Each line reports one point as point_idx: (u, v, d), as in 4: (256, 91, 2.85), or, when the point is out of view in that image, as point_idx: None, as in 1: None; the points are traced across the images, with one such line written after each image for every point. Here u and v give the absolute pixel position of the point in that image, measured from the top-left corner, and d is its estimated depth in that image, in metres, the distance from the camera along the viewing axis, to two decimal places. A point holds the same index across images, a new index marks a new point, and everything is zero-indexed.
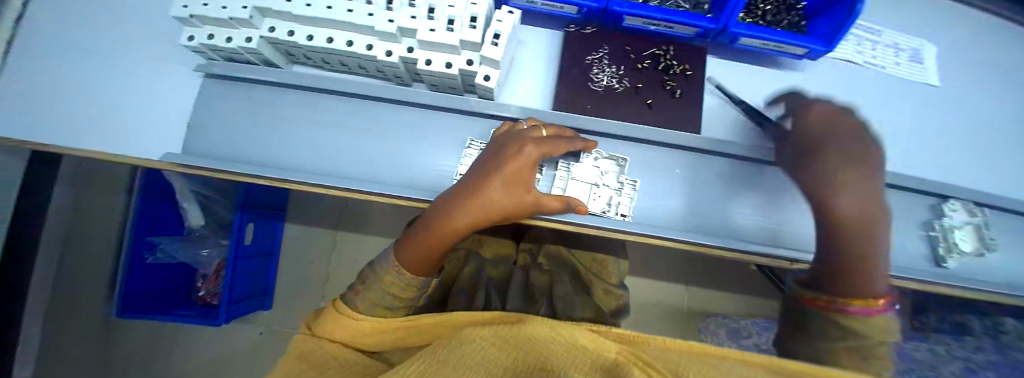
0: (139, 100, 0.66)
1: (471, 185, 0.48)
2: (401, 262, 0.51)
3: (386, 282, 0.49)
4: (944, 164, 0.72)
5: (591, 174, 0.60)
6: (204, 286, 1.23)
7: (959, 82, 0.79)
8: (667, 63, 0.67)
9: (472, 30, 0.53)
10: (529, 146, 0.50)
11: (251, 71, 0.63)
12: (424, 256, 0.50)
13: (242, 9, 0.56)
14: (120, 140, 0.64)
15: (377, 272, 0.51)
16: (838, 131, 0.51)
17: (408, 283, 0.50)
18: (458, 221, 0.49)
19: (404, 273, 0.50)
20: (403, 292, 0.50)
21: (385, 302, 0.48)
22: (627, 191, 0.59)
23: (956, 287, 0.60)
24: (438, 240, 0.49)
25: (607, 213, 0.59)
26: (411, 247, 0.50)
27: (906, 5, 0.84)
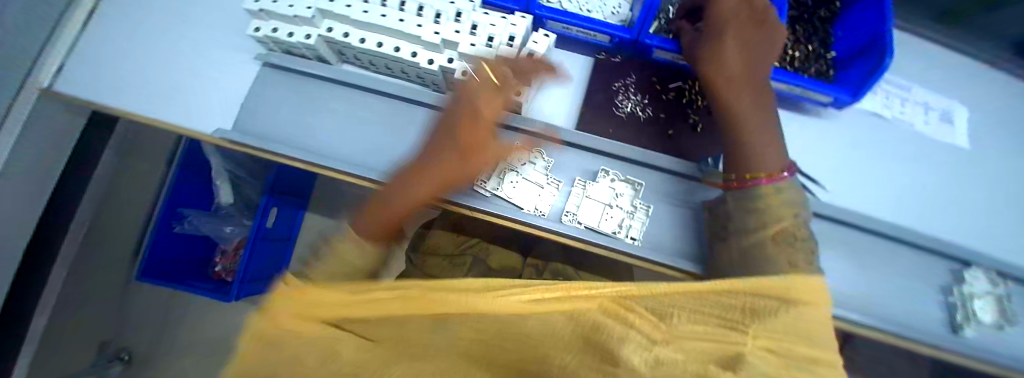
0: (201, 80, 0.73)
1: (420, 151, 0.53)
2: (361, 235, 0.52)
3: (344, 250, 0.50)
4: (969, 229, 0.70)
5: (606, 194, 0.62)
6: (221, 261, 1.29)
7: (989, 148, 0.78)
8: (691, 97, 0.69)
9: (509, 49, 0.58)
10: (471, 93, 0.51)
11: (304, 65, 0.69)
12: (379, 222, 0.51)
13: (307, 9, 0.62)
14: (178, 114, 0.70)
15: (334, 249, 0.51)
16: (723, 22, 0.57)
17: (366, 255, 0.51)
18: (409, 184, 0.51)
19: (359, 240, 0.51)
20: (363, 261, 0.51)
21: (344, 271, 0.49)
22: (637, 215, 0.62)
23: (974, 357, 0.57)
24: (398, 209, 0.51)
25: (618, 234, 0.60)
26: (368, 219, 0.52)
27: (937, 68, 0.85)
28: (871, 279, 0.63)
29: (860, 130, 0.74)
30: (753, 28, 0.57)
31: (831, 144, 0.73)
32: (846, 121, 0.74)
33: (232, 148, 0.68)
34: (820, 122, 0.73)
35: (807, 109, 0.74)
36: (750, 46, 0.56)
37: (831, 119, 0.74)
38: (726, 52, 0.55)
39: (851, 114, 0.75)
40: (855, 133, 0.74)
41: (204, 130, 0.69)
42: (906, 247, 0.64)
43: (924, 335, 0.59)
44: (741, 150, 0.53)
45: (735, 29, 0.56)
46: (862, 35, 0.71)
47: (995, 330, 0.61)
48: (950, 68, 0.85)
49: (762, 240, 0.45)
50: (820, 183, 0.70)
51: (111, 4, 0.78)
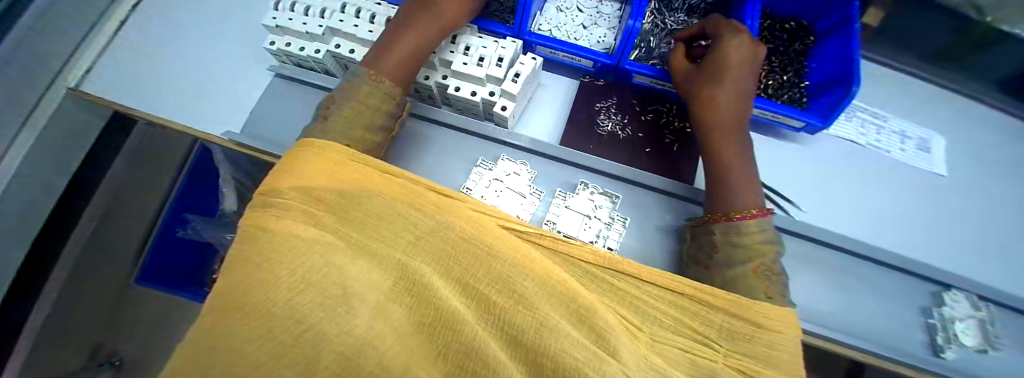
0: (216, 87, 0.79)
1: (415, 8, 0.60)
2: (378, 70, 0.55)
3: (364, 94, 0.52)
4: (950, 253, 0.71)
5: (584, 205, 0.64)
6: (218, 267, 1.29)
7: (965, 175, 0.80)
8: (668, 119, 0.73)
9: (497, 68, 0.62)
10: None
11: (312, 77, 0.76)
12: (399, 65, 0.56)
13: (319, 27, 0.69)
14: (191, 116, 0.76)
15: (334, 108, 0.50)
16: (723, 67, 0.59)
17: (386, 92, 0.54)
18: (416, 34, 0.58)
19: (381, 80, 0.54)
20: (383, 101, 0.54)
21: (360, 120, 0.50)
22: (616, 226, 0.63)
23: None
24: (406, 49, 0.57)
25: (594, 244, 0.62)
26: (389, 60, 0.56)
27: (911, 97, 0.89)
28: (848, 298, 0.63)
29: (835, 155, 0.77)
30: (748, 77, 0.60)
31: (806, 166, 0.75)
32: (821, 145, 0.77)
33: (239, 150, 0.72)
34: (794, 146, 0.77)
35: (783, 133, 0.78)
36: (742, 95, 0.59)
37: (805, 143, 0.77)
38: (718, 97, 0.58)
39: (825, 139, 0.78)
40: (831, 157, 0.77)
41: (214, 132, 0.74)
42: (881, 267, 0.65)
43: (904, 354, 0.58)
44: (722, 194, 0.54)
45: (732, 78, 0.59)
46: (829, 66, 0.76)
47: (981, 356, 0.60)
48: (923, 98, 0.89)
49: (746, 271, 0.46)
50: (795, 203, 0.72)
51: (144, 17, 0.86)
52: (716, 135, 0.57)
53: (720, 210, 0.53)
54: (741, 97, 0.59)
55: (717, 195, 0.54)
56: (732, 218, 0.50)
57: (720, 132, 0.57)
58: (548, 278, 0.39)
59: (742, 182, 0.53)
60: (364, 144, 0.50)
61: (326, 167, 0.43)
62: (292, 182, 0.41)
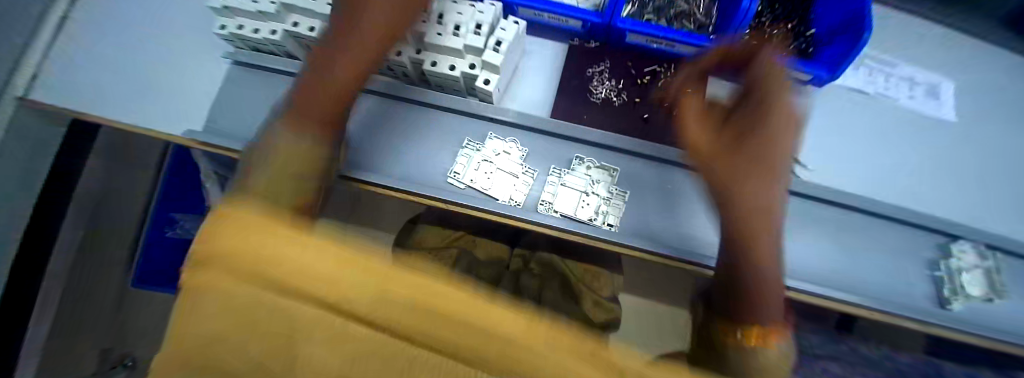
0: (170, 81, 0.72)
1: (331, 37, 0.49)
2: (297, 126, 0.44)
3: (283, 159, 0.41)
4: (959, 202, 0.69)
5: (582, 181, 0.61)
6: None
7: (976, 119, 0.76)
8: (667, 80, 0.67)
9: (475, 36, 0.56)
10: None
11: (273, 62, 0.69)
12: (315, 111, 0.46)
13: (271, 4, 0.61)
14: (147, 116, 0.69)
15: (260, 158, 0.42)
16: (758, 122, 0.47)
17: (312, 150, 0.44)
18: (336, 67, 0.47)
19: (290, 134, 0.43)
20: (307, 163, 0.43)
21: (286, 186, 0.40)
22: (615, 200, 0.60)
23: (962, 333, 0.56)
24: (331, 91, 0.47)
25: (594, 221, 0.60)
26: (312, 111, 0.45)
27: (922, 38, 0.83)
28: (854, 256, 0.62)
29: (843, 108, 0.73)
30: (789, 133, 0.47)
31: (812, 122, 0.71)
32: (827, 99, 0.73)
33: (202, 148, 0.67)
34: None
35: None
36: (776, 161, 0.46)
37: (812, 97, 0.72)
38: (747, 165, 0.45)
39: (832, 91, 0.73)
40: (838, 110, 0.72)
41: (174, 130, 0.68)
42: (889, 222, 0.63)
43: (911, 311, 0.57)
44: (745, 303, 0.42)
45: (769, 138, 0.46)
46: None
47: (985, 305, 0.60)
48: (934, 38, 0.83)
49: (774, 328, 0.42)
50: (802, 162, 0.68)
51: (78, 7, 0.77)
52: (744, 213, 0.44)
53: (746, 322, 0.42)
54: (773, 165, 0.46)
55: (738, 301, 0.43)
56: (748, 337, 0.41)
57: (749, 210, 0.44)
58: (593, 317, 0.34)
59: (773, 295, 0.43)
60: (295, 192, 0.40)
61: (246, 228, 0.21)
62: (201, 273, 0.19)
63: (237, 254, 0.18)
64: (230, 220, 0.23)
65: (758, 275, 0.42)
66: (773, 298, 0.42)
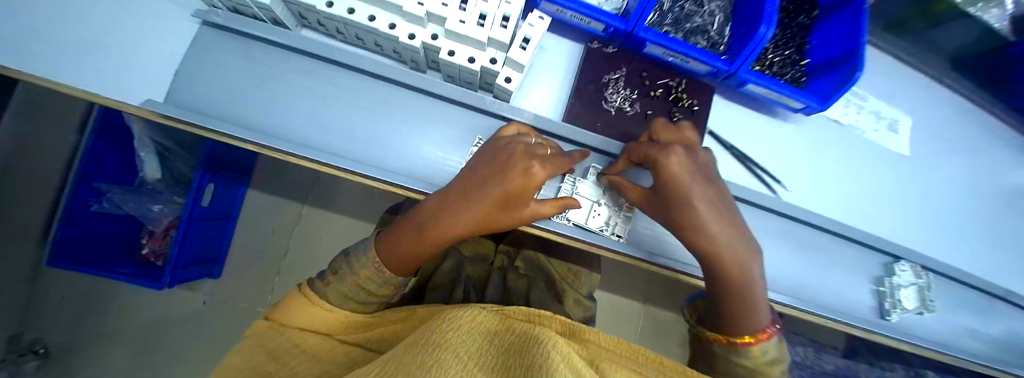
0: (103, 29, 0.57)
1: (455, 198, 0.49)
2: (382, 258, 0.50)
3: (363, 276, 0.49)
4: (900, 227, 0.81)
5: (594, 191, 0.63)
6: (147, 243, 1.12)
7: (921, 155, 0.89)
8: (677, 95, 0.69)
9: (502, 30, 0.52)
10: (536, 166, 0.48)
11: (259, 28, 0.60)
12: (403, 256, 0.50)
13: None
14: (66, 67, 0.54)
15: (354, 266, 0.50)
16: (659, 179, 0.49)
17: (384, 281, 0.50)
18: (451, 231, 0.50)
19: (384, 272, 0.50)
20: (378, 288, 0.50)
21: (354, 295, 0.48)
22: (623, 212, 0.63)
23: (891, 338, 0.69)
24: (423, 247, 0.49)
25: (604, 231, 0.62)
26: (391, 246, 0.50)
27: (886, 79, 0.93)
28: (814, 272, 0.71)
29: (822, 134, 0.79)
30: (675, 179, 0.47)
31: (796, 148, 0.77)
32: (808, 125, 0.78)
33: (160, 120, 0.56)
34: (786, 125, 0.77)
35: (778, 112, 0.77)
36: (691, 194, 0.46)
37: (796, 122, 0.78)
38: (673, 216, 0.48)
39: (817, 118, 0.79)
40: (818, 137, 0.79)
41: (131, 102, 0.56)
42: (849, 244, 0.73)
43: (856, 319, 0.68)
44: (731, 314, 0.46)
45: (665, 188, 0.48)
46: (833, 44, 0.72)
47: (912, 315, 0.72)
48: (894, 77, 0.94)
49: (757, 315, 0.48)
50: (782, 183, 0.74)
51: None
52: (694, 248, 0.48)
53: (725, 328, 0.48)
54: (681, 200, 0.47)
55: (727, 316, 0.47)
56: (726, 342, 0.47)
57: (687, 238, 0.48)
58: (487, 330, 0.32)
59: (747, 303, 0.46)
60: (371, 286, 0.50)
61: (304, 313, 0.44)
62: (286, 317, 0.43)
63: (278, 337, 0.38)
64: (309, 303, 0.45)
65: (726, 286, 0.47)
66: (749, 307, 0.46)
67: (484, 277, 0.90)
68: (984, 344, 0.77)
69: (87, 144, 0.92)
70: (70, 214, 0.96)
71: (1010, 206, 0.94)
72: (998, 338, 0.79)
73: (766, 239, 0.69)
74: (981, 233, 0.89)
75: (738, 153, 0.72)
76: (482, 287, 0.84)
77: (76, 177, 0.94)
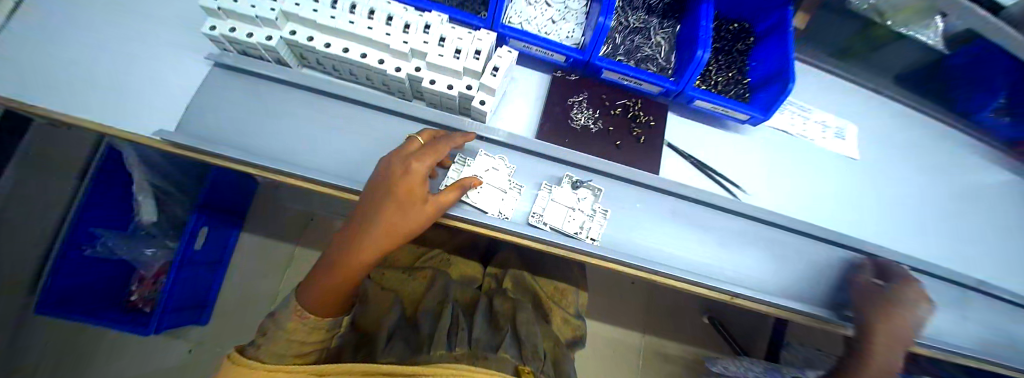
0: (136, 80, 0.67)
1: (358, 221, 0.52)
2: (303, 306, 0.53)
3: (289, 329, 0.52)
4: (858, 225, 0.87)
5: (568, 198, 0.68)
6: (137, 290, 1.14)
7: (870, 160, 0.97)
8: (635, 113, 0.78)
9: (474, 61, 0.61)
10: (413, 162, 0.51)
11: (263, 67, 0.68)
12: (322, 299, 0.52)
13: (270, 10, 0.61)
14: (96, 110, 0.62)
15: (279, 323, 0.53)
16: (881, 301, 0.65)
17: (313, 326, 0.54)
18: (362, 258, 0.51)
19: (308, 317, 0.53)
20: (308, 333, 0.54)
21: (286, 351, 0.52)
22: (598, 216, 0.67)
23: None
24: (337, 282, 0.51)
25: (579, 234, 0.65)
26: (307, 292, 0.53)
27: (827, 95, 1.04)
28: (783, 269, 0.74)
29: (772, 144, 0.87)
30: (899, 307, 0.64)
31: (751, 157, 0.84)
32: (757, 135, 0.87)
33: (170, 150, 0.63)
34: (737, 136, 0.85)
35: (729, 125, 0.86)
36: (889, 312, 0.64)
37: (745, 133, 0.87)
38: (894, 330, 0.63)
39: (765, 130, 0.88)
40: (769, 146, 0.87)
41: (142, 131, 0.63)
42: (814, 241, 0.77)
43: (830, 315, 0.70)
44: None
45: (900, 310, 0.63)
46: (768, 65, 0.83)
47: None
48: (834, 93, 1.06)
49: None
50: (741, 187, 0.81)
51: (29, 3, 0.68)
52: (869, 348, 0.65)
53: None
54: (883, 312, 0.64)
55: None
56: None
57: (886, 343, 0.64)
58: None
59: None
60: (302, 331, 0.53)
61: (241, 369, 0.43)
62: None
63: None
64: (234, 361, 0.42)
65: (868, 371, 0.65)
66: None
67: (471, 302, 0.90)
68: (960, 335, 0.80)
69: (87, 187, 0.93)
70: (62, 264, 0.92)
71: (961, 201, 1.01)
72: (972, 327, 0.82)
73: (732, 238, 0.74)
74: (939, 228, 0.95)
75: (696, 162, 0.79)
76: (470, 310, 0.85)
77: (73, 223, 0.93)
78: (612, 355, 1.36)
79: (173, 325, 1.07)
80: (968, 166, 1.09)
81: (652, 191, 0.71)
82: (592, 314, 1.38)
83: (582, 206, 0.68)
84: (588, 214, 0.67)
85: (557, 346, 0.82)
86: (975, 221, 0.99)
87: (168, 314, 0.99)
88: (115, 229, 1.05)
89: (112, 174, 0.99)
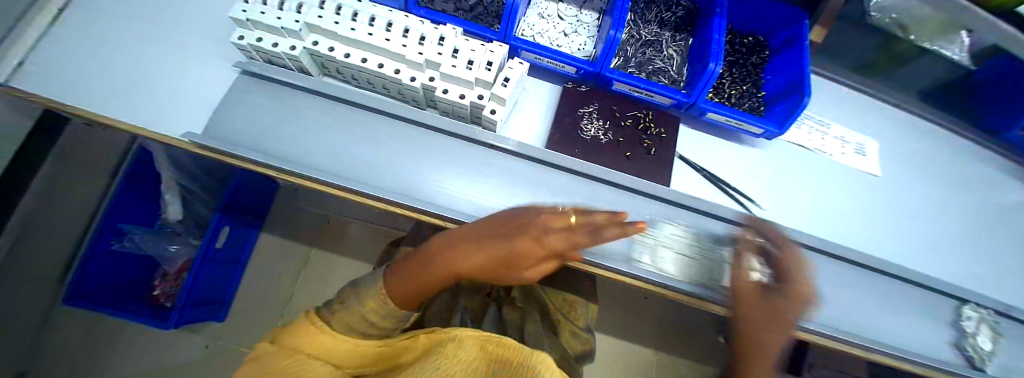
0: (169, 87, 0.71)
1: (474, 239, 0.49)
2: (388, 291, 0.47)
3: (368, 307, 0.45)
4: (880, 243, 0.84)
5: (665, 236, 0.68)
6: (159, 285, 1.17)
7: (893, 177, 0.93)
8: (645, 124, 0.77)
9: (486, 72, 0.63)
10: (553, 227, 0.47)
11: (286, 75, 0.72)
12: (410, 290, 0.48)
13: (294, 22, 0.64)
14: (134, 114, 0.67)
15: (359, 295, 0.46)
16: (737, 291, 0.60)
17: (390, 314, 0.47)
18: (459, 269, 0.49)
19: (389, 303, 0.47)
20: (383, 321, 0.46)
21: (360, 327, 0.44)
22: (687, 254, 0.67)
23: (897, 356, 0.67)
24: (429, 280, 0.48)
25: (659, 267, 0.66)
26: (401, 278, 0.48)
27: (847, 110, 1.02)
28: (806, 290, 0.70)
29: (789, 158, 0.86)
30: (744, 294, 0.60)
31: (765, 170, 0.83)
32: (772, 149, 0.85)
33: (199, 152, 0.66)
34: (752, 149, 0.84)
35: (743, 138, 0.85)
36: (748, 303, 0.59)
37: (760, 146, 0.85)
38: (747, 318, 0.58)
39: (781, 144, 0.86)
40: (785, 160, 0.85)
41: (172, 133, 0.67)
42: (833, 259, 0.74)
43: (851, 337, 0.66)
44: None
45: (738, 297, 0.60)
46: (784, 78, 0.82)
47: (908, 331, 0.72)
48: (854, 108, 1.03)
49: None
50: (756, 202, 0.79)
51: (78, 17, 0.75)
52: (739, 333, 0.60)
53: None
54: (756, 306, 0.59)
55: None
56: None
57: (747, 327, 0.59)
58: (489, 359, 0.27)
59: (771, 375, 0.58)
60: (377, 313, 0.46)
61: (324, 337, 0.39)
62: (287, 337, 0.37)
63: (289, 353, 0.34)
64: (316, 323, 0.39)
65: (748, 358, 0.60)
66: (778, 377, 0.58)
67: (480, 309, 0.89)
68: (993, 362, 0.74)
69: (118, 186, 1.00)
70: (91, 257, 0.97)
71: (990, 221, 0.96)
72: (1006, 355, 0.76)
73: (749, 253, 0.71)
74: (969, 249, 0.90)
75: (708, 175, 0.78)
76: (479, 318, 0.84)
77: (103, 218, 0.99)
78: (622, 371, 1.32)
79: (191, 321, 1.09)
80: (1000, 184, 1.04)
81: (663, 204, 0.70)
82: (601, 328, 1.35)
83: (666, 241, 0.68)
84: (668, 248, 0.67)
85: (566, 359, 0.80)
86: (1010, 243, 0.94)
87: (189, 309, 1.03)
88: (141, 225, 1.10)
89: (141, 173, 1.06)
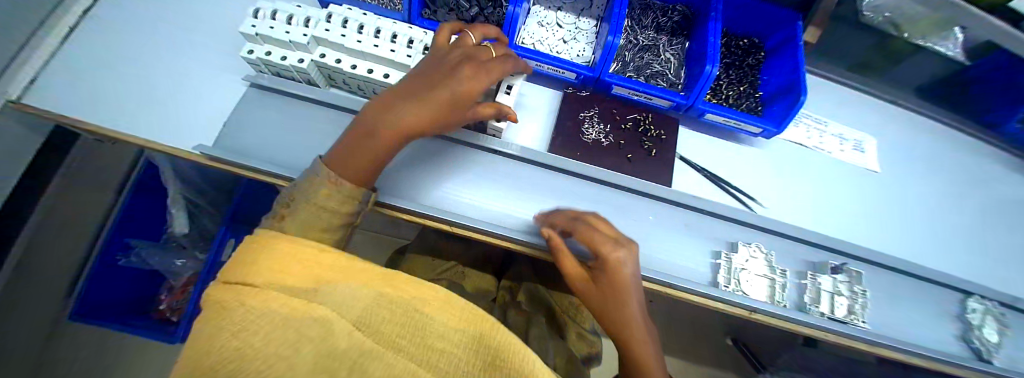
0: (178, 101, 0.73)
1: (408, 95, 0.49)
2: (335, 173, 0.46)
3: (318, 196, 0.44)
4: (882, 238, 0.84)
5: (741, 257, 0.68)
6: (166, 299, 1.15)
7: (892, 173, 0.94)
8: (645, 127, 0.79)
9: None
10: (467, 66, 0.51)
11: (294, 87, 0.74)
12: (363, 164, 0.47)
13: (302, 36, 0.66)
14: (145, 129, 0.69)
15: (307, 188, 0.45)
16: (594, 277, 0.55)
17: (348, 195, 0.46)
18: (404, 125, 0.47)
19: (345, 183, 0.46)
20: (342, 204, 0.46)
21: (321, 220, 0.44)
22: (763, 276, 0.68)
23: (904, 351, 0.67)
24: (376, 148, 0.47)
25: (727, 285, 0.66)
26: (344, 159, 0.46)
27: (844, 108, 1.03)
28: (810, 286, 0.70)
29: (789, 156, 0.87)
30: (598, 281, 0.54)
31: (765, 169, 0.84)
32: (771, 147, 0.87)
33: (210, 164, 0.68)
34: (751, 149, 0.85)
35: (742, 138, 0.86)
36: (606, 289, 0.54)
37: (759, 145, 0.86)
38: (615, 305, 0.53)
39: (780, 143, 0.88)
40: (785, 158, 0.86)
41: (184, 147, 0.69)
42: (837, 255, 0.74)
43: (855, 333, 0.66)
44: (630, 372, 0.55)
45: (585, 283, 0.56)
46: (780, 78, 0.83)
47: (914, 325, 0.72)
48: (851, 105, 1.04)
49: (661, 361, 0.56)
50: (757, 200, 0.80)
51: (89, 35, 0.77)
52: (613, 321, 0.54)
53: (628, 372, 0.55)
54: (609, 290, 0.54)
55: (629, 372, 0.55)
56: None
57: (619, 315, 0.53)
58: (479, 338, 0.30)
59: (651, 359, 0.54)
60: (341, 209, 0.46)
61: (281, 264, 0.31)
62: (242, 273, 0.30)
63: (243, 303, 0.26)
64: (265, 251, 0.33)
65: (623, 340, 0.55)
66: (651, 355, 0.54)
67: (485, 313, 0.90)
68: (999, 353, 0.74)
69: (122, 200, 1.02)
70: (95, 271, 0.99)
71: (991, 214, 0.97)
72: (1012, 347, 0.76)
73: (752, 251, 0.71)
74: (971, 242, 0.91)
75: (709, 175, 0.79)
76: None
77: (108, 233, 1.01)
78: None
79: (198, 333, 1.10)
80: (1000, 177, 1.05)
81: (666, 205, 0.71)
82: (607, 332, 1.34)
83: (735, 261, 0.68)
84: (730, 266, 0.68)
85: (574, 362, 0.80)
86: (1013, 235, 0.95)
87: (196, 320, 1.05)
88: (147, 239, 1.12)
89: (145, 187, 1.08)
